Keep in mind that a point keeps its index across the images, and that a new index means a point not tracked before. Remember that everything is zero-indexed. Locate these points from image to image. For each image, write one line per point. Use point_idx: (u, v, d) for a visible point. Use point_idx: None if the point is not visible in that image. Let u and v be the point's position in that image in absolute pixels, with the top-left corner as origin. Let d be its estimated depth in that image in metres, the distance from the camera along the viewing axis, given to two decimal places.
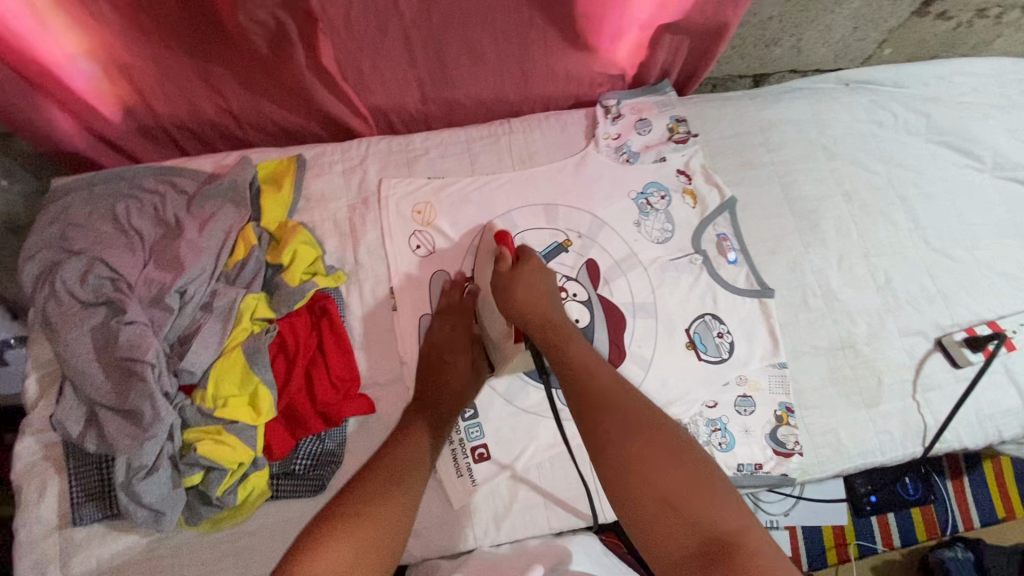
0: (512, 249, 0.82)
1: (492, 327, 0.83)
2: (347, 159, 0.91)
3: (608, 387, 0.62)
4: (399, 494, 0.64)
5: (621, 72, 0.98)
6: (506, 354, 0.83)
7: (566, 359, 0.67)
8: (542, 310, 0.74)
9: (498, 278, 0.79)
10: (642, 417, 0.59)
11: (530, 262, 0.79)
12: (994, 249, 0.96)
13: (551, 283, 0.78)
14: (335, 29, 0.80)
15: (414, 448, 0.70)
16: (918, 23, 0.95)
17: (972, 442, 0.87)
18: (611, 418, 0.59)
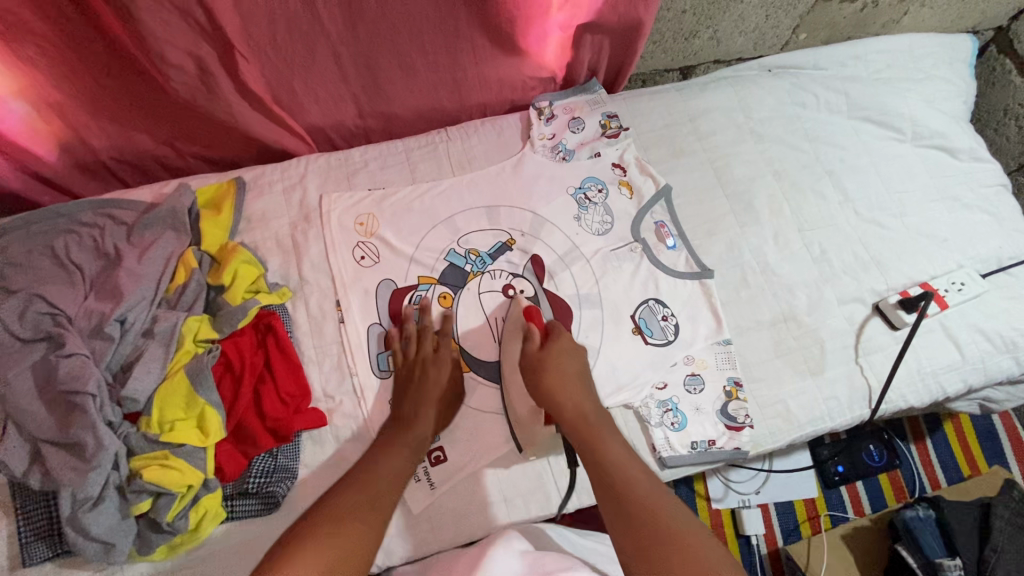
0: (541, 326, 0.82)
1: (518, 406, 0.82)
2: (286, 177, 0.92)
3: (645, 494, 0.62)
4: (375, 514, 0.63)
5: (552, 75, 1.02)
6: (534, 434, 0.82)
7: (600, 455, 0.67)
8: (575, 403, 0.74)
9: (528, 359, 0.78)
10: (681, 532, 0.58)
11: (558, 342, 0.79)
12: (922, 214, 1.00)
13: (580, 363, 0.79)
14: (262, 51, 0.83)
15: (393, 463, 0.70)
16: (826, 7, 1.00)
17: (917, 400, 0.89)
18: (648, 525, 0.59)
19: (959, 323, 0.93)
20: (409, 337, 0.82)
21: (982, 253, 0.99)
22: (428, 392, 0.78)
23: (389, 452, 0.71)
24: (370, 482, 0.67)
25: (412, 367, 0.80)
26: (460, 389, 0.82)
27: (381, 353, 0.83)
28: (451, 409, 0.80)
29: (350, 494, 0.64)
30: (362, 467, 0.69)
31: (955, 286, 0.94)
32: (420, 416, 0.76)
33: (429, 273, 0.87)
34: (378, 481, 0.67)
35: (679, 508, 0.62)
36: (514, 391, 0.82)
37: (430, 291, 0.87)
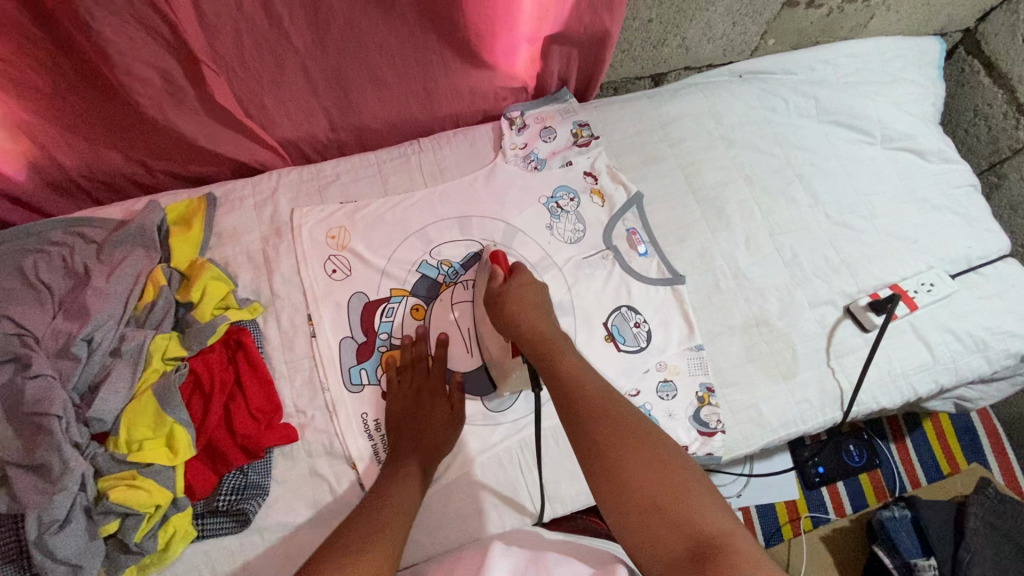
0: (506, 267, 0.82)
1: (490, 345, 0.83)
2: (258, 192, 0.92)
3: (598, 396, 0.64)
4: (392, 536, 0.62)
5: (523, 85, 1.02)
6: (505, 368, 0.82)
7: (555, 367, 0.69)
8: (535, 324, 0.74)
9: (493, 293, 0.79)
10: (630, 425, 0.61)
11: (521, 278, 0.80)
12: (892, 216, 1.01)
13: (543, 295, 0.79)
14: (230, 67, 0.83)
15: (402, 493, 0.69)
16: (792, 12, 1.01)
17: (889, 401, 0.90)
18: (598, 420, 0.61)
19: (930, 323, 0.94)
20: (404, 366, 0.82)
21: (951, 254, 1.00)
22: (425, 422, 0.78)
23: (395, 485, 0.70)
24: (382, 508, 0.66)
25: (407, 394, 0.80)
26: (458, 410, 0.81)
27: (352, 367, 0.83)
28: (430, 400, 0.80)
29: (364, 523, 0.63)
30: (372, 502, 0.67)
31: (925, 287, 0.95)
32: (416, 449, 0.75)
33: (401, 285, 0.88)
34: (389, 508, 0.66)
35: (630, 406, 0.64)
36: (487, 330, 0.83)
37: (403, 303, 0.87)
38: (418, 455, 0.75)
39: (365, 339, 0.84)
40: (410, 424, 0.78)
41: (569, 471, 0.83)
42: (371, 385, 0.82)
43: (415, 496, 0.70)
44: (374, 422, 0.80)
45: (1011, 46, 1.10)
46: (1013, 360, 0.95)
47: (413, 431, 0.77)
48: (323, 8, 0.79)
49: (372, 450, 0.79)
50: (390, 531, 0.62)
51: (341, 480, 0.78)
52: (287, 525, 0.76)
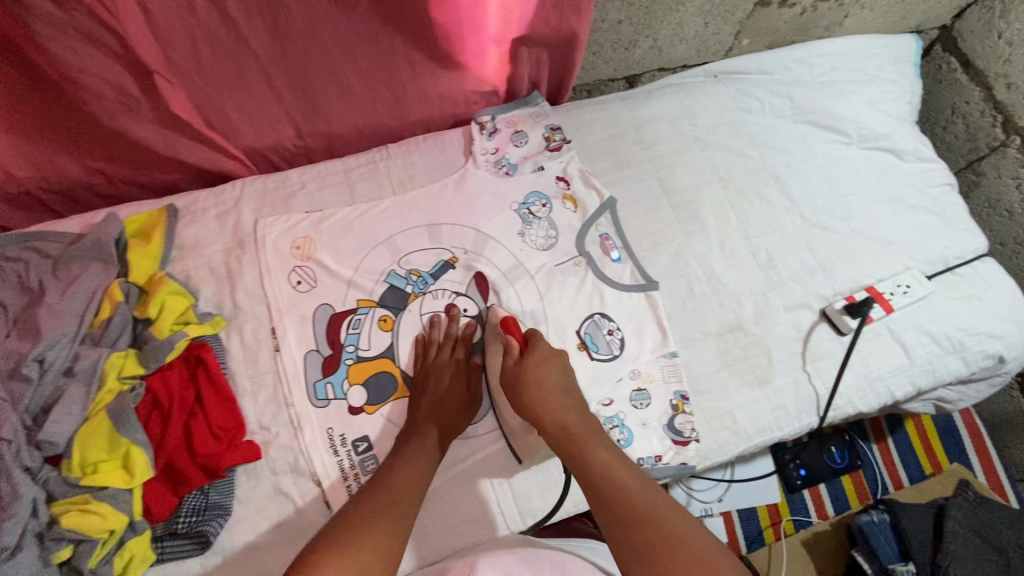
0: (519, 336, 0.80)
1: (510, 418, 0.81)
2: (220, 203, 0.90)
3: (643, 506, 0.60)
4: (396, 512, 0.64)
5: (494, 88, 1.01)
6: (530, 445, 0.80)
7: (587, 469, 0.66)
8: (558, 412, 0.72)
9: (509, 372, 0.76)
10: (685, 538, 0.57)
11: (537, 351, 0.77)
12: (868, 217, 1.00)
13: (563, 370, 0.76)
14: (187, 75, 0.80)
15: (410, 465, 0.71)
16: (765, 12, 1.00)
17: (865, 405, 0.89)
18: (647, 537, 0.57)
19: (906, 325, 0.93)
20: (423, 346, 0.84)
21: (928, 254, 0.99)
22: (442, 400, 0.79)
23: (405, 457, 0.72)
24: (388, 483, 0.68)
25: (424, 373, 0.81)
26: (474, 393, 0.82)
27: (317, 382, 0.80)
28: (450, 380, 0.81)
29: (371, 498, 0.66)
30: (381, 475, 0.70)
31: (901, 289, 0.94)
32: (435, 418, 0.77)
33: (368, 296, 0.85)
34: (398, 483, 0.68)
35: (677, 513, 0.60)
36: (503, 406, 0.82)
37: (370, 314, 0.84)
38: (435, 426, 0.77)
39: (331, 351, 0.82)
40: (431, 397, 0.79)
41: (541, 484, 0.81)
42: (337, 401, 0.80)
43: (424, 469, 0.72)
44: (339, 437, 0.78)
45: (987, 43, 1.09)
46: (991, 361, 0.95)
47: (432, 401, 0.79)
48: (281, 13, 0.77)
49: (337, 466, 0.77)
50: (394, 507, 0.65)
51: (306, 498, 0.76)
52: (250, 546, 0.74)
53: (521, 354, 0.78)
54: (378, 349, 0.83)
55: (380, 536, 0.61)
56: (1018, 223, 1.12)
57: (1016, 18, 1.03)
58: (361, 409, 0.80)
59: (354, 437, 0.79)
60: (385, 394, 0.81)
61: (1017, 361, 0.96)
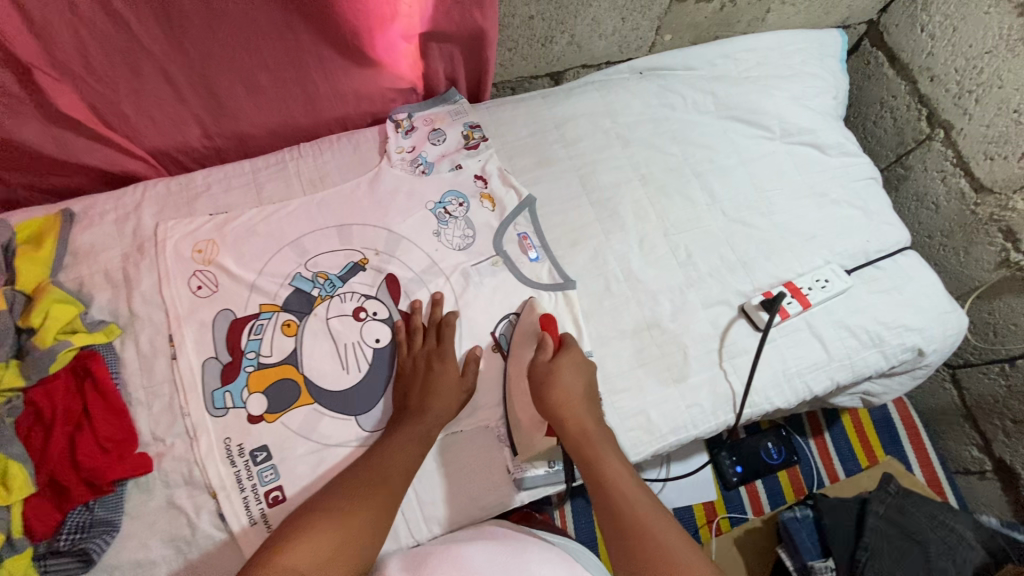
0: (556, 336, 0.83)
1: (522, 413, 0.82)
2: (120, 207, 0.87)
3: (649, 524, 0.67)
4: (384, 494, 0.70)
5: (412, 86, 0.99)
6: (532, 440, 0.81)
7: (601, 477, 0.72)
8: (581, 421, 0.76)
9: (539, 369, 0.80)
10: (682, 563, 0.64)
11: (571, 354, 0.80)
12: (790, 212, 1.00)
13: (589, 379, 0.80)
14: (74, 73, 0.77)
15: (400, 450, 0.74)
16: (683, 7, 1.00)
17: (782, 400, 0.89)
18: (646, 555, 0.65)
19: (824, 320, 0.92)
20: (416, 330, 0.82)
21: (848, 248, 0.98)
22: (433, 390, 0.78)
23: (400, 444, 0.74)
24: (380, 467, 0.72)
25: (418, 359, 0.81)
26: (467, 381, 0.80)
27: (215, 390, 0.78)
28: (437, 371, 0.79)
29: (359, 480, 0.70)
30: (370, 458, 0.73)
31: (819, 284, 0.93)
32: (428, 409, 0.76)
33: (271, 300, 0.83)
34: (387, 464, 0.72)
35: (678, 534, 0.67)
36: (520, 399, 0.82)
37: (273, 319, 0.82)
38: (431, 413, 0.76)
39: (230, 358, 0.79)
40: (419, 389, 0.78)
41: (468, 490, 0.80)
42: (235, 409, 0.77)
43: (416, 454, 0.74)
44: (236, 447, 0.76)
45: (910, 36, 1.10)
46: (910, 354, 0.95)
47: (425, 392, 0.77)
48: (173, 10, 0.75)
49: (234, 478, 0.74)
50: (382, 489, 0.70)
51: (199, 511, 0.73)
52: (138, 563, 0.71)
53: (554, 353, 0.81)
54: (280, 355, 0.80)
55: (368, 519, 0.67)
56: (944, 216, 1.12)
57: (936, 11, 1.04)
58: (261, 418, 0.77)
59: (252, 447, 0.76)
60: (286, 401, 0.78)
61: (936, 353, 0.96)
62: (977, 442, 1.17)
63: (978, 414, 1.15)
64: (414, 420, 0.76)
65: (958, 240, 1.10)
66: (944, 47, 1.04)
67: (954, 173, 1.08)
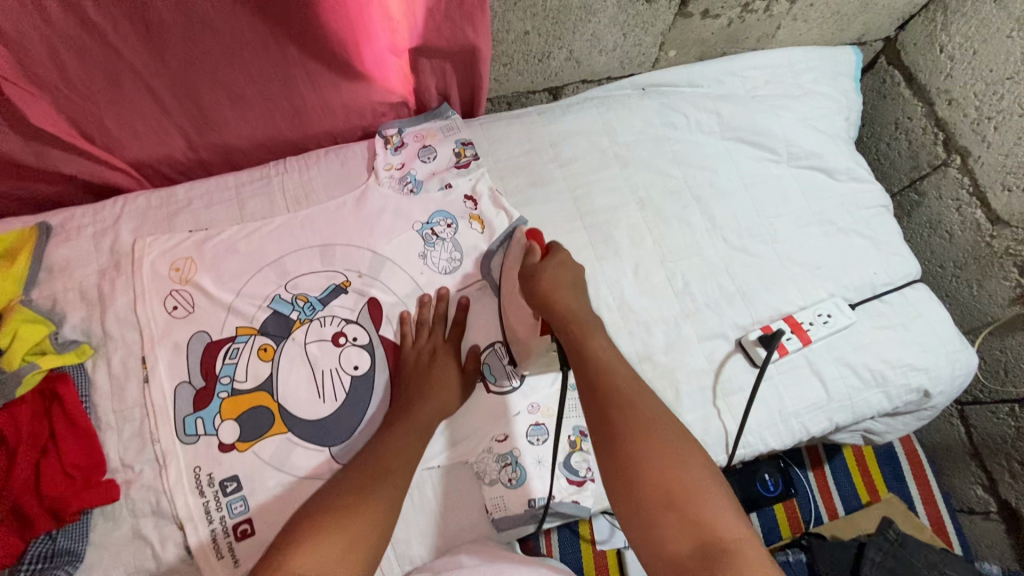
0: (543, 244, 0.83)
1: (517, 324, 0.83)
2: (98, 221, 0.85)
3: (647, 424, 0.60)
4: (389, 488, 0.67)
5: (403, 100, 0.96)
6: (529, 347, 0.82)
7: (583, 351, 0.70)
8: (570, 305, 0.75)
9: (526, 269, 0.79)
10: (652, 415, 0.61)
11: (558, 256, 0.80)
12: (795, 240, 0.95)
13: (577, 276, 0.79)
14: (50, 86, 0.74)
15: (403, 443, 0.72)
16: (688, 23, 0.96)
17: (776, 441, 0.85)
18: (618, 410, 0.62)
19: (825, 357, 0.88)
20: (423, 323, 0.83)
21: (854, 280, 0.94)
22: (433, 379, 0.78)
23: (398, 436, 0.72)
24: (382, 457, 0.70)
25: (423, 352, 0.81)
26: (469, 373, 0.81)
27: (187, 417, 0.75)
28: (437, 365, 0.79)
29: (362, 476, 0.68)
30: (369, 454, 0.70)
31: (821, 319, 0.89)
32: (426, 401, 0.76)
33: (248, 323, 0.80)
34: (389, 458, 0.70)
35: (652, 399, 0.64)
36: (514, 307, 0.83)
37: (249, 343, 0.79)
38: (427, 406, 0.76)
39: (204, 383, 0.77)
40: (421, 376, 0.78)
41: (445, 529, 0.77)
42: (207, 436, 0.75)
43: (416, 445, 0.73)
44: (206, 478, 0.73)
45: (928, 56, 1.04)
46: (915, 395, 0.90)
47: (427, 381, 0.78)
48: (153, 22, 0.71)
49: (202, 509, 0.72)
50: (386, 483, 0.68)
51: (166, 543, 0.71)
52: None
53: (543, 258, 0.80)
54: (255, 381, 0.78)
55: (372, 514, 0.64)
56: (958, 247, 1.07)
57: (956, 31, 0.99)
58: (232, 446, 0.75)
59: (222, 477, 0.74)
60: (259, 429, 0.76)
61: (943, 395, 0.92)
62: (983, 482, 1.12)
63: (984, 453, 1.10)
64: (413, 412, 0.75)
65: (972, 273, 1.05)
66: (963, 69, 0.99)
67: (970, 202, 1.02)
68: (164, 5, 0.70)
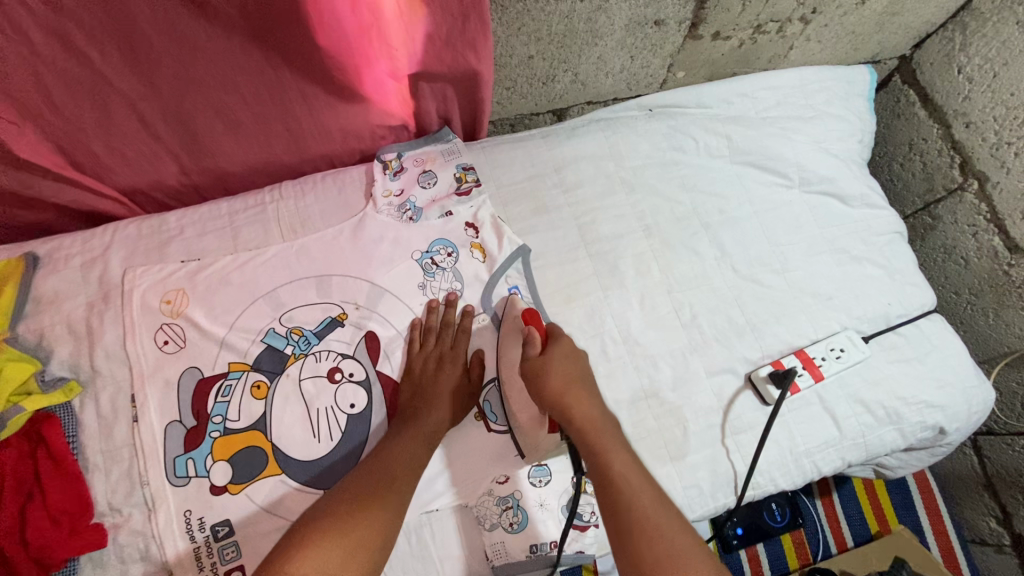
0: (541, 328, 0.78)
1: (521, 414, 0.78)
2: (88, 251, 0.82)
3: (646, 509, 0.61)
4: (393, 495, 0.64)
5: (403, 123, 0.93)
6: (536, 442, 0.77)
7: (606, 469, 0.65)
8: (585, 409, 0.70)
9: (529, 365, 0.74)
10: (684, 553, 0.58)
11: (561, 346, 0.75)
12: (807, 270, 0.92)
13: (584, 367, 0.75)
14: (35, 113, 0.71)
15: (406, 448, 0.70)
16: (697, 45, 0.93)
17: (785, 481, 0.83)
18: (646, 544, 0.58)
19: (838, 393, 0.85)
20: (433, 327, 0.81)
21: (868, 311, 0.91)
22: (438, 385, 0.77)
23: (404, 440, 0.71)
24: (386, 463, 0.67)
25: (430, 358, 0.80)
26: (476, 381, 0.80)
27: (178, 457, 0.73)
28: (444, 372, 0.78)
29: (373, 475, 0.66)
30: (378, 455, 0.69)
31: (834, 353, 0.86)
32: (430, 406, 0.75)
33: (241, 359, 0.78)
34: (394, 464, 0.67)
35: (681, 527, 0.60)
36: (515, 397, 0.79)
37: (242, 379, 0.77)
38: (432, 410, 0.74)
39: (195, 423, 0.74)
40: (425, 379, 0.78)
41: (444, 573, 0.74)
42: (198, 478, 0.72)
43: (421, 451, 0.71)
44: (197, 522, 0.71)
45: (945, 77, 1.01)
46: (930, 432, 0.88)
47: (432, 388, 0.76)
48: (142, 47, 0.68)
49: (193, 555, 0.69)
50: (391, 490, 0.65)
51: None
52: None
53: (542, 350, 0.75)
54: (249, 420, 0.75)
55: (379, 518, 0.61)
56: (974, 274, 1.04)
57: (976, 52, 0.95)
58: (225, 489, 0.72)
59: (214, 521, 0.71)
60: (252, 471, 0.73)
61: (959, 432, 0.89)
62: (996, 514, 1.09)
63: (999, 485, 1.07)
64: (419, 415, 0.74)
65: (989, 301, 1.02)
66: (982, 92, 0.95)
67: (988, 229, 0.99)
68: (153, 29, 0.67)
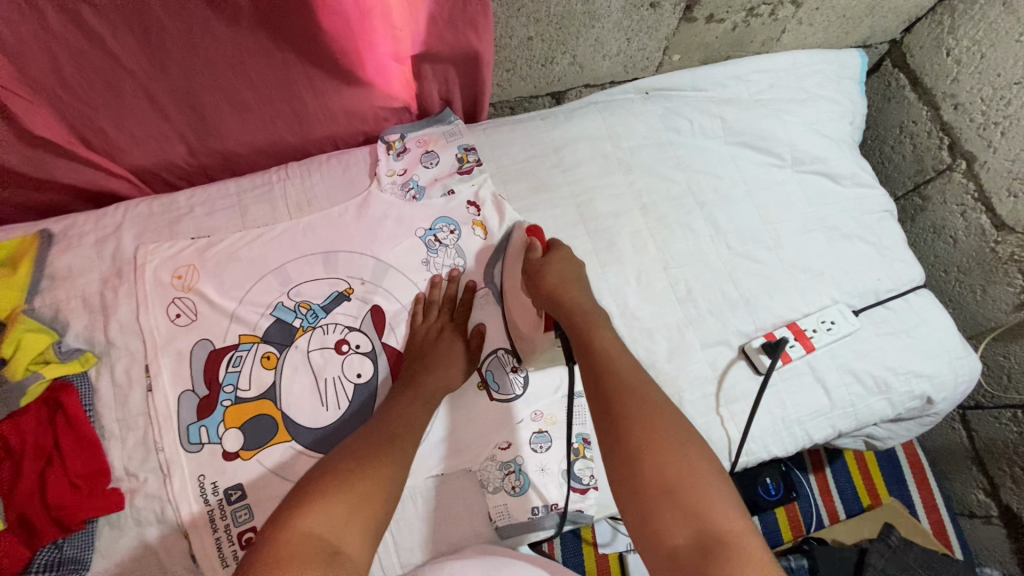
0: (543, 242, 0.85)
1: (520, 321, 0.83)
2: (100, 228, 0.85)
3: (622, 370, 0.65)
4: (394, 456, 0.66)
5: (406, 105, 0.95)
6: (534, 344, 0.82)
7: (590, 342, 0.70)
8: (578, 302, 0.76)
9: (531, 265, 0.82)
10: (653, 402, 0.61)
11: (560, 251, 0.82)
12: (800, 247, 0.95)
13: (580, 270, 0.81)
14: (51, 92, 0.74)
15: (406, 414, 0.72)
16: (692, 28, 0.95)
17: (777, 448, 0.86)
18: (617, 393, 0.62)
19: (829, 364, 0.88)
20: (434, 301, 0.84)
21: (859, 286, 0.94)
22: (440, 354, 0.79)
23: (403, 408, 0.73)
24: (389, 425, 0.70)
25: (432, 329, 0.82)
26: (475, 352, 0.82)
27: (191, 425, 0.75)
28: (444, 340, 0.81)
29: (373, 439, 0.68)
30: (378, 419, 0.72)
31: (825, 326, 0.89)
32: (433, 373, 0.77)
33: (251, 331, 0.80)
34: (394, 429, 0.70)
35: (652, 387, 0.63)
36: (517, 307, 0.84)
37: (252, 351, 0.79)
38: (433, 377, 0.77)
39: (207, 392, 0.77)
40: (424, 345, 0.81)
41: (448, 536, 0.77)
42: (211, 445, 0.75)
43: (423, 416, 0.74)
44: (211, 486, 0.73)
45: (934, 59, 1.03)
46: (918, 402, 0.90)
47: (435, 359, 0.79)
48: (154, 28, 0.70)
49: (207, 517, 0.72)
50: (393, 451, 0.67)
51: (171, 551, 0.71)
52: None
53: (544, 253, 0.84)
54: (258, 389, 0.78)
55: (380, 476, 0.63)
56: (962, 252, 1.06)
57: (963, 34, 0.97)
58: (237, 454, 0.75)
59: (226, 485, 0.74)
60: (262, 438, 0.76)
61: (945, 402, 0.92)
62: (984, 486, 1.12)
63: (987, 457, 1.10)
64: (421, 383, 0.76)
65: (976, 278, 1.05)
66: (969, 74, 0.98)
67: (975, 208, 1.02)
68: (164, 10, 0.69)
